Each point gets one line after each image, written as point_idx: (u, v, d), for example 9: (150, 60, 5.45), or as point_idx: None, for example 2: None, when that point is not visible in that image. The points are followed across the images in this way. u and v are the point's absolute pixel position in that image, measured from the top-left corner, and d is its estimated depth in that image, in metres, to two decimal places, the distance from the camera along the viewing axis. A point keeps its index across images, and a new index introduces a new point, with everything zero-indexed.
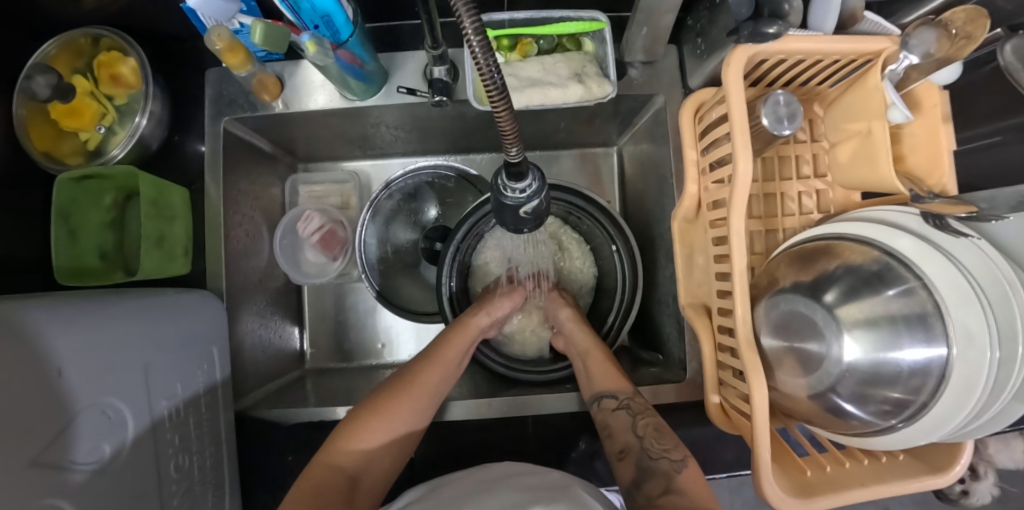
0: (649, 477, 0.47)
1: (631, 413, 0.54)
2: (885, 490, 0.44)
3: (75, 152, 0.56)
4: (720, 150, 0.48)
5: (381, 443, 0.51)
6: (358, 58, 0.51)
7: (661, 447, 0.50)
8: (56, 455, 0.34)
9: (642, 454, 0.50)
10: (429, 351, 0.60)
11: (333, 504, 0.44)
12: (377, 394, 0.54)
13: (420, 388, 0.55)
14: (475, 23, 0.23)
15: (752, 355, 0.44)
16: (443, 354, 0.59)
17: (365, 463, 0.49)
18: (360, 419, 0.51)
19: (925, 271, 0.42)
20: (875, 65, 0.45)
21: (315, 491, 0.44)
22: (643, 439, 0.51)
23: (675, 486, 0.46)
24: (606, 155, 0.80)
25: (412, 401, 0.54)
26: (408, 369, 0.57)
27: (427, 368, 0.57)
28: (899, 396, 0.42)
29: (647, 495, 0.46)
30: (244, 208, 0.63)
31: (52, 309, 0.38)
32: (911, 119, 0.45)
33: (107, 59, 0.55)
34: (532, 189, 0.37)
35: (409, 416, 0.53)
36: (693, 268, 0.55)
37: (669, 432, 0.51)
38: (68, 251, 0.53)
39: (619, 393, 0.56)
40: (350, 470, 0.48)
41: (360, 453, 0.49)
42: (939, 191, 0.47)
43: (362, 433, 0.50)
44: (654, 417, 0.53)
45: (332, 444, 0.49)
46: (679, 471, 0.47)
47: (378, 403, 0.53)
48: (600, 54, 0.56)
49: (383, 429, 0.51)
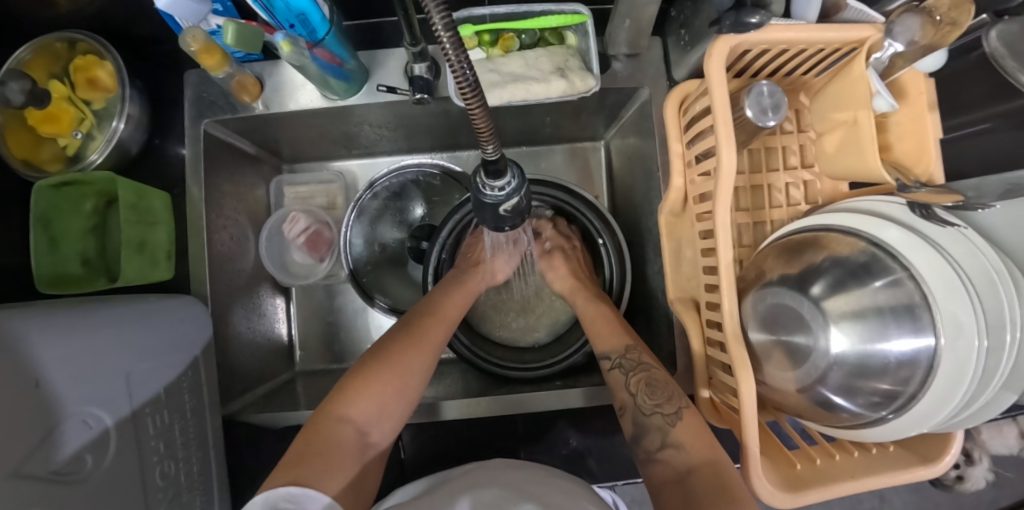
0: (645, 433, 0.49)
1: (625, 372, 0.54)
2: (875, 482, 0.44)
3: (55, 158, 0.55)
4: (704, 142, 0.48)
5: (393, 392, 0.50)
6: (337, 57, 0.50)
7: (653, 402, 0.50)
8: (35, 467, 0.33)
9: (637, 410, 0.51)
10: (431, 306, 0.60)
11: (344, 457, 0.44)
12: (381, 348, 0.53)
13: (424, 342, 0.55)
14: (445, 21, 0.22)
15: (740, 350, 0.44)
16: (442, 310, 0.59)
17: (375, 415, 0.48)
18: (364, 370, 0.50)
19: (912, 261, 0.41)
20: (858, 54, 0.45)
21: (325, 446, 0.43)
22: (635, 395, 0.52)
23: (671, 440, 0.47)
24: (594, 150, 0.80)
25: (421, 353, 0.54)
26: (408, 324, 0.57)
27: (427, 323, 0.57)
28: (888, 387, 0.41)
29: (647, 450, 0.49)
30: (227, 210, 0.63)
31: (29, 320, 0.38)
32: (897, 107, 0.44)
33: (83, 63, 0.54)
34: (511, 186, 0.37)
35: (416, 368, 0.53)
36: (681, 262, 0.55)
37: (663, 384, 0.51)
38: (48, 258, 0.52)
39: (612, 353, 0.56)
40: (359, 423, 0.47)
41: (369, 402, 0.48)
42: (925, 180, 0.46)
43: (370, 383, 0.49)
44: (646, 372, 0.53)
45: (336, 398, 0.48)
46: (673, 424, 0.48)
47: (382, 355, 0.52)
48: (583, 48, 0.55)
49: (397, 378, 0.51)
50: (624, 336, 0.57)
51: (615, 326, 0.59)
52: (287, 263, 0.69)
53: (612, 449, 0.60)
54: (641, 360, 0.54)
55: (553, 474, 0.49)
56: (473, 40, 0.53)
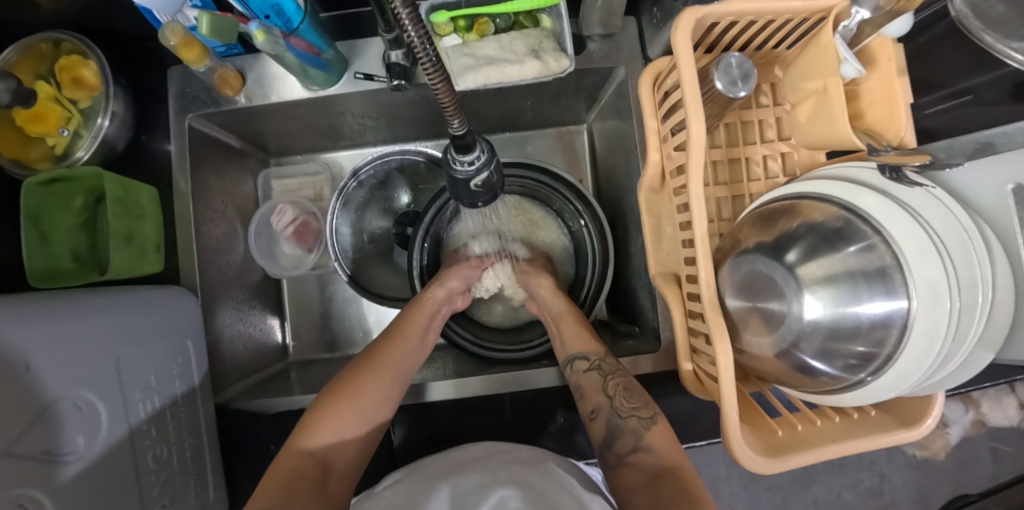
0: (619, 436, 0.50)
1: (602, 373, 0.55)
2: (855, 445, 0.44)
3: (44, 158, 0.56)
4: (677, 116, 0.48)
5: (351, 419, 0.51)
6: (314, 46, 0.51)
7: (630, 405, 0.51)
8: (30, 447, 0.34)
9: (612, 412, 0.52)
10: (391, 330, 0.61)
11: (307, 485, 0.45)
12: (340, 378, 0.55)
13: (382, 365, 0.56)
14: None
15: (717, 318, 0.44)
16: (404, 331, 0.60)
17: (334, 446, 0.50)
18: (323, 402, 0.52)
19: (883, 224, 0.42)
20: (826, 23, 0.45)
21: (285, 478, 0.45)
22: (612, 398, 0.52)
23: (643, 443, 0.49)
24: (578, 133, 0.80)
25: (377, 377, 0.55)
26: (370, 350, 0.58)
27: (387, 347, 0.58)
28: (864, 349, 0.41)
29: (617, 454, 0.50)
30: (215, 204, 0.64)
31: (28, 308, 0.39)
32: (863, 73, 0.43)
33: (68, 62, 0.55)
34: (481, 161, 0.38)
35: (375, 395, 0.54)
36: (661, 237, 0.56)
37: (639, 391, 0.53)
38: (41, 253, 0.53)
39: (590, 355, 0.57)
40: (320, 454, 0.48)
41: (327, 433, 0.50)
42: (897, 144, 0.46)
43: (328, 414, 0.51)
44: (624, 376, 0.54)
45: (299, 434, 0.50)
46: (648, 429, 0.49)
47: (341, 385, 0.54)
48: (557, 30, 0.56)
49: (352, 407, 0.52)
50: (601, 343, 0.58)
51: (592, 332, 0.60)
52: (276, 255, 0.70)
53: None
54: (619, 367, 0.56)
55: (532, 456, 0.51)
56: (448, 26, 0.54)
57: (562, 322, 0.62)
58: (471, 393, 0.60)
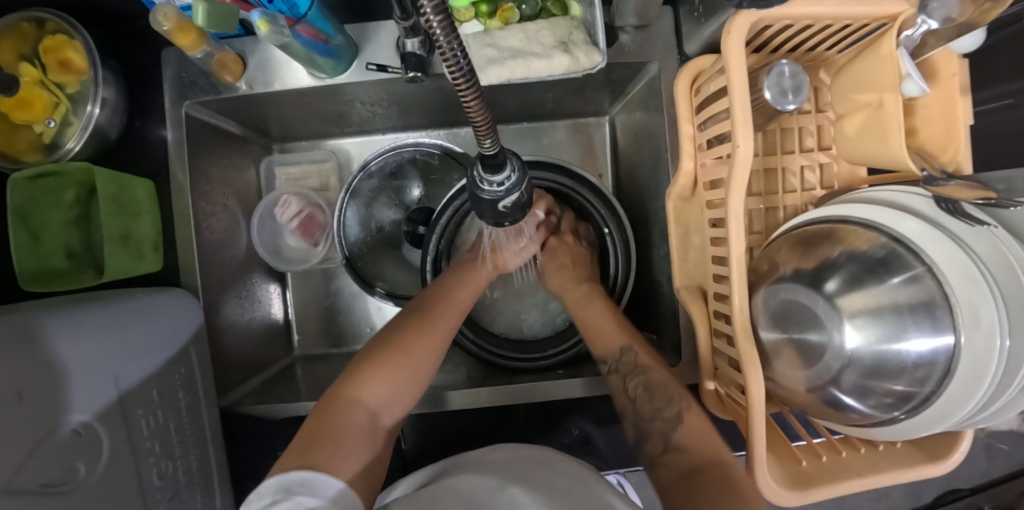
0: (648, 438, 0.48)
1: (620, 376, 0.53)
2: (880, 480, 0.43)
3: (31, 148, 0.52)
4: (718, 126, 0.44)
5: (405, 378, 0.48)
6: (322, 33, 0.47)
7: (652, 407, 0.49)
8: (28, 482, 0.32)
9: (637, 415, 0.50)
10: (441, 292, 0.58)
11: (354, 437, 0.41)
12: (395, 332, 0.52)
13: (436, 328, 0.53)
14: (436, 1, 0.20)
15: (748, 345, 0.42)
16: (455, 298, 0.57)
17: (386, 402, 0.46)
18: (382, 355, 0.49)
19: (933, 257, 0.39)
20: (890, 30, 0.40)
21: (336, 428, 0.41)
22: (634, 401, 0.51)
23: (675, 442, 0.46)
24: (598, 125, 0.76)
25: (432, 338, 0.52)
26: (421, 309, 0.55)
27: (442, 309, 0.55)
28: (902, 388, 0.40)
29: (651, 454, 0.47)
30: (216, 196, 0.60)
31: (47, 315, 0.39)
32: (927, 91, 0.40)
33: (53, 44, 0.50)
34: (511, 181, 0.34)
35: (428, 352, 0.51)
36: (688, 250, 0.53)
37: (662, 389, 0.50)
38: (31, 254, 0.50)
39: (608, 357, 0.55)
40: (371, 407, 0.45)
41: (384, 384, 0.47)
42: (952, 170, 0.43)
43: (385, 366, 0.48)
44: (644, 376, 0.52)
45: (351, 382, 0.46)
46: (674, 428, 0.47)
47: (397, 338, 0.50)
48: (589, 20, 0.51)
49: (407, 363, 0.49)
50: (623, 337, 0.56)
51: (615, 327, 0.57)
52: (281, 248, 0.67)
53: (616, 437, 0.60)
54: (643, 364, 0.53)
55: (547, 453, 0.49)
56: (469, 11, 0.51)
57: (587, 314, 0.60)
58: (483, 404, 0.58)
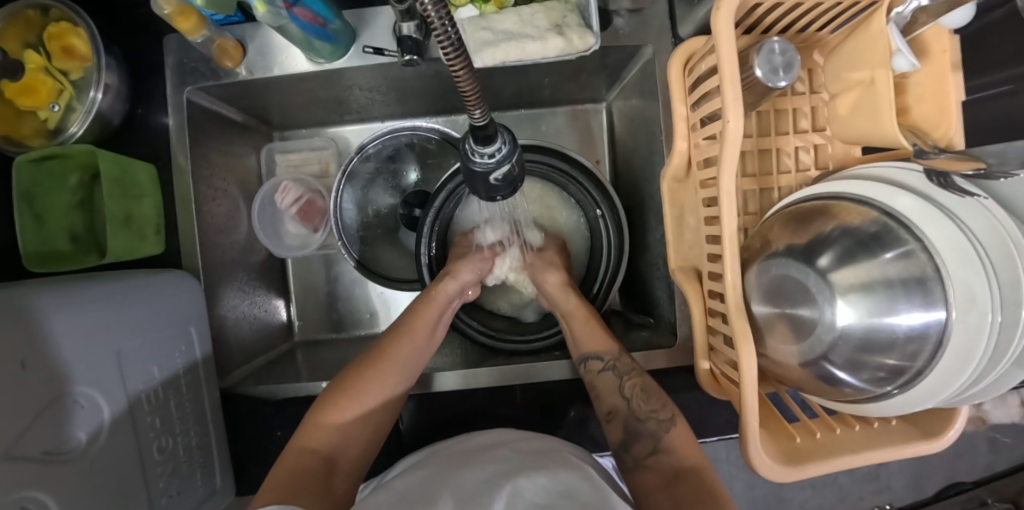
0: (638, 438, 0.49)
1: (616, 374, 0.54)
2: (874, 456, 0.43)
3: (37, 133, 0.53)
4: (710, 105, 0.44)
5: (356, 420, 0.50)
6: (319, 16, 0.47)
7: (648, 408, 0.50)
8: (30, 448, 0.33)
9: (630, 415, 0.50)
10: (399, 326, 0.59)
11: (307, 480, 0.43)
12: (346, 376, 0.53)
13: (389, 364, 0.54)
14: None
15: (740, 320, 0.42)
16: (411, 328, 0.58)
17: (340, 444, 0.48)
18: (330, 401, 0.50)
19: (925, 233, 0.39)
20: (879, 7, 0.41)
21: (288, 477, 0.43)
22: (629, 400, 0.51)
23: (663, 445, 0.47)
24: (595, 112, 0.76)
25: (382, 376, 0.53)
26: (377, 348, 0.56)
27: (394, 343, 0.57)
28: (894, 362, 0.40)
29: (635, 457, 0.48)
30: (217, 181, 0.61)
31: (63, 298, 0.40)
32: (917, 67, 0.41)
33: (57, 30, 0.51)
34: (502, 153, 0.35)
35: (379, 392, 0.52)
36: (683, 230, 0.54)
37: (655, 392, 0.51)
38: (35, 236, 0.51)
39: (604, 355, 0.56)
40: (323, 452, 0.47)
41: (336, 427, 0.49)
42: (944, 146, 0.43)
43: (336, 411, 0.49)
44: (640, 377, 0.53)
45: (302, 431, 0.48)
46: (666, 431, 0.48)
47: (347, 382, 0.52)
48: (583, 4, 0.51)
49: (356, 405, 0.50)
50: (614, 342, 0.57)
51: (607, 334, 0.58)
52: (280, 234, 0.68)
53: None
54: (634, 365, 0.55)
55: (551, 445, 0.49)
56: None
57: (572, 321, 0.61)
58: (483, 384, 0.60)
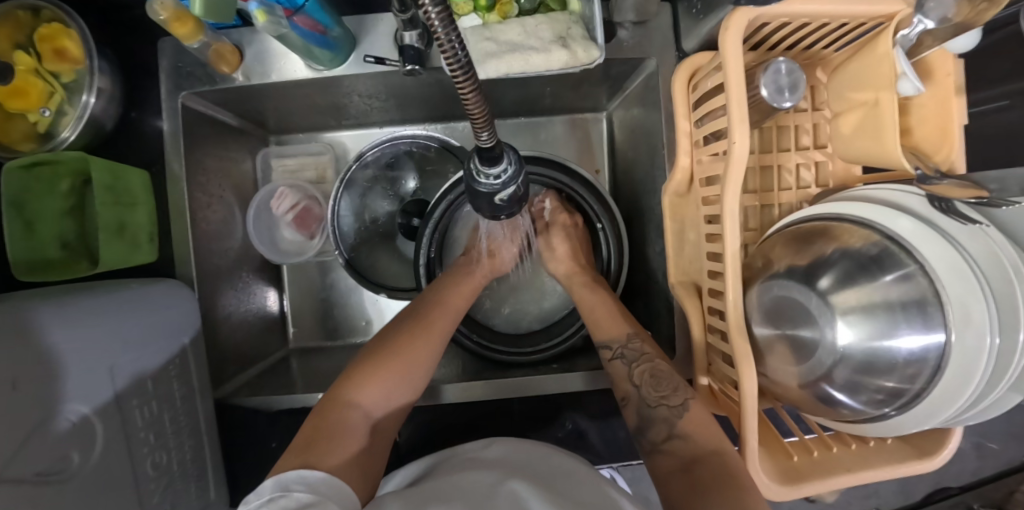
0: (651, 424, 0.48)
1: (626, 362, 0.54)
2: (871, 475, 0.43)
3: (26, 137, 0.51)
4: (715, 123, 0.44)
5: (400, 379, 0.51)
6: (319, 24, 0.46)
7: (658, 394, 0.50)
8: (20, 470, 0.32)
9: (641, 402, 0.50)
10: (438, 293, 0.60)
11: (350, 437, 0.44)
12: (391, 335, 0.54)
13: (432, 332, 0.55)
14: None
15: (743, 341, 0.42)
16: (451, 299, 0.59)
17: (381, 404, 0.48)
18: (376, 362, 0.50)
19: (925, 256, 0.39)
20: (886, 29, 0.41)
21: (332, 430, 0.43)
22: (640, 387, 0.51)
23: (678, 430, 0.47)
24: (595, 121, 0.76)
25: (427, 340, 0.54)
26: (416, 314, 0.57)
27: (436, 310, 0.57)
28: (893, 385, 0.40)
29: (652, 441, 0.48)
30: (212, 187, 0.60)
31: (62, 312, 0.40)
32: (923, 91, 0.40)
33: (49, 32, 0.49)
34: (508, 174, 0.34)
35: (423, 354, 0.53)
36: (684, 245, 0.54)
37: (667, 377, 0.51)
38: (25, 244, 0.49)
39: (613, 343, 0.56)
40: (366, 411, 0.47)
41: (380, 389, 0.49)
42: (946, 169, 0.43)
43: (381, 371, 0.50)
44: (651, 363, 0.53)
45: (347, 385, 0.48)
46: (679, 417, 0.47)
47: (393, 342, 0.52)
48: (587, 16, 0.51)
49: (403, 365, 0.51)
50: (626, 326, 0.57)
51: (619, 316, 0.58)
52: (276, 241, 0.67)
53: (611, 430, 0.60)
54: (644, 352, 0.54)
55: (548, 450, 0.49)
56: (466, 5, 0.51)
57: (586, 305, 0.61)
58: (479, 397, 0.59)
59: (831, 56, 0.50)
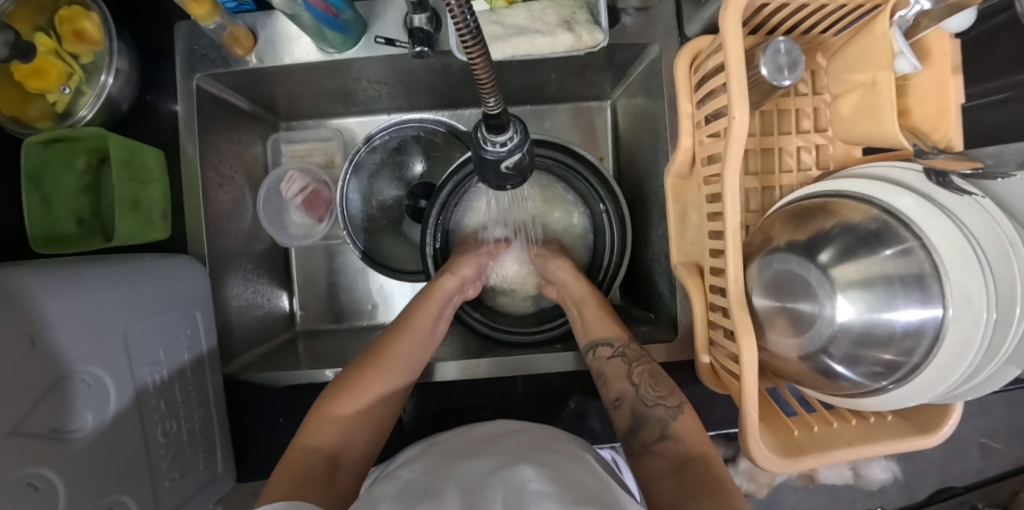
0: (645, 423, 0.49)
1: (625, 361, 0.55)
2: (870, 450, 0.44)
3: (44, 116, 0.53)
4: (716, 103, 0.45)
5: (362, 415, 0.50)
6: (332, 6, 0.48)
7: (655, 394, 0.51)
8: (36, 425, 0.33)
9: (637, 401, 0.51)
10: (400, 323, 0.59)
11: (313, 476, 0.43)
12: (347, 375, 0.53)
13: (390, 361, 0.54)
14: None
15: (743, 314, 0.43)
16: (412, 325, 0.59)
17: (344, 442, 0.48)
18: (330, 403, 0.50)
19: (924, 230, 0.40)
20: (883, 10, 0.42)
21: (292, 474, 0.43)
22: (637, 386, 0.52)
23: (671, 431, 0.48)
24: (599, 110, 0.77)
25: (385, 373, 0.53)
26: (375, 348, 0.56)
27: (395, 339, 0.57)
28: (890, 357, 0.41)
29: (643, 442, 0.48)
30: (224, 169, 0.62)
31: (55, 281, 0.38)
32: (918, 69, 0.42)
33: (69, 14, 0.51)
34: (513, 142, 0.35)
35: (382, 385, 0.53)
36: (686, 226, 0.54)
37: (664, 379, 0.52)
38: (42, 217, 0.51)
39: (614, 342, 0.57)
40: (327, 449, 0.46)
41: (338, 427, 0.48)
42: (943, 147, 0.44)
43: (338, 409, 0.49)
44: (648, 364, 0.54)
45: (303, 430, 0.48)
46: (674, 417, 0.49)
47: (349, 381, 0.52)
48: (591, 1, 0.52)
49: (361, 400, 0.50)
50: (624, 330, 0.59)
51: (615, 320, 0.60)
52: (285, 224, 0.68)
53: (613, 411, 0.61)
54: (643, 354, 0.56)
55: (551, 437, 0.49)
56: None
57: (584, 306, 0.62)
58: (483, 375, 0.61)
59: (831, 40, 0.51)
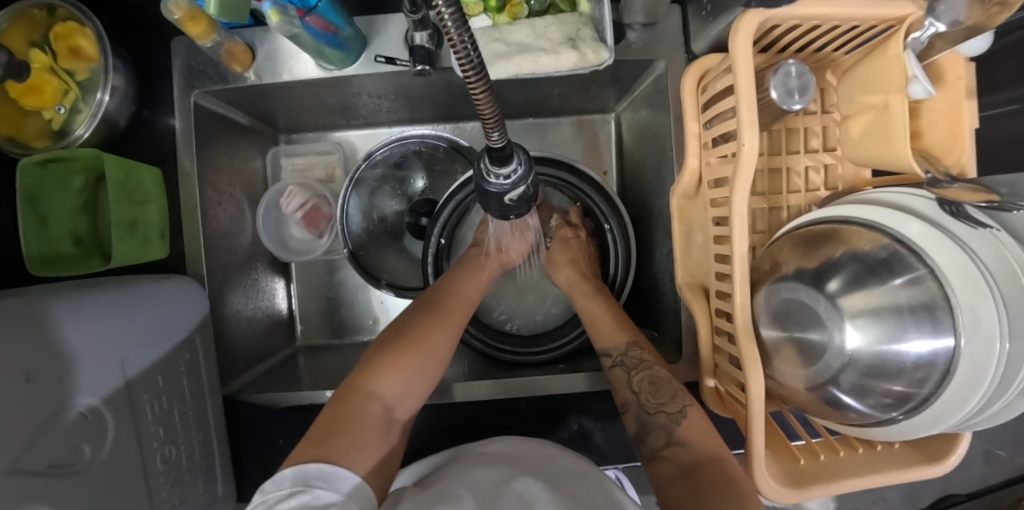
0: (651, 431, 0.49)
1: (626, 369, 0.54)
2: (876, 481, 0.43)
3: (41, 134, 0.52)
4: (724, 125, 0.44)
5: (420, 367, 0.50)
6: (331, 25, 0.47)
7: (657, 401, 0.50)
8: (34, 462, 0.32)
9: (640, 409, 0.50)
10: (452, 286, 0.60)
11: (369, 430, 0.43)
12: (410, 325, 0.53)
13: (447, 324, 0.55)
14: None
15: (749, 343, 0.42)
16: (464, 293, 0.60)
17: (398, 395, 0.48)
18: (391, 354, 0.50)
19: (934, 259, 0.39)
20: (897, 32, 0.41)
21: (350, 422, 0.43)
22: (638, 395, 0.51)
23: (677, 437, 0.47)
24: (603, 122, 0.76)
25: (443, 331, 0.54)
26: (432, 305, 0.57)
27: (450, 302, 0.58)
28: (901, 389, 0.40)
29: (651, 448, 0.48)
30: (223, 186, 0.61)
31: (77, 308, 0.42)
32: (934, 94, 0.39)
33: (64, 30, 0.50)
34: (517, 174, 0.34)
35: (440, 344, 0.53)
36: (691, 247, 0.53)
37: (667, 384, 0.51)
38: (40, 239, 0.50)
39: (613, 350, 0.56)
40: (384, 403, 0.46)
41: (397, 379, 0.48)
42: (956, 173, 0.43)
43: (398, 360, 0.49)
44: (650, 370, 0.53)
45: (364, 376, 0.48)
46: (678, 424, 0.48)
47: (411, 332, 0.52)
48: (596, 17, 0.51)
49: (421, 355, 0.51)
50: (625, 334, 0.57)
51: (618, 324, 0.59)
52: (286, 240, 0.68)
53: (615, 431, 0.60)
54: (644, 359, 0.54)
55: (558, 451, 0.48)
56: (476, 6, 0.51)
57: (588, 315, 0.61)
58: (485, 395, 0.61)
59: (842, 58, 0.49)
